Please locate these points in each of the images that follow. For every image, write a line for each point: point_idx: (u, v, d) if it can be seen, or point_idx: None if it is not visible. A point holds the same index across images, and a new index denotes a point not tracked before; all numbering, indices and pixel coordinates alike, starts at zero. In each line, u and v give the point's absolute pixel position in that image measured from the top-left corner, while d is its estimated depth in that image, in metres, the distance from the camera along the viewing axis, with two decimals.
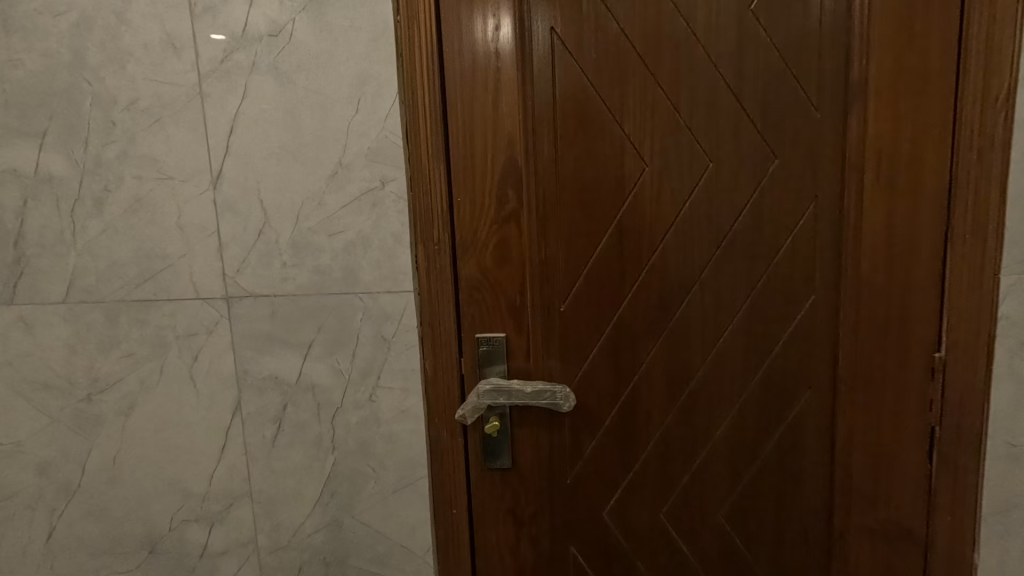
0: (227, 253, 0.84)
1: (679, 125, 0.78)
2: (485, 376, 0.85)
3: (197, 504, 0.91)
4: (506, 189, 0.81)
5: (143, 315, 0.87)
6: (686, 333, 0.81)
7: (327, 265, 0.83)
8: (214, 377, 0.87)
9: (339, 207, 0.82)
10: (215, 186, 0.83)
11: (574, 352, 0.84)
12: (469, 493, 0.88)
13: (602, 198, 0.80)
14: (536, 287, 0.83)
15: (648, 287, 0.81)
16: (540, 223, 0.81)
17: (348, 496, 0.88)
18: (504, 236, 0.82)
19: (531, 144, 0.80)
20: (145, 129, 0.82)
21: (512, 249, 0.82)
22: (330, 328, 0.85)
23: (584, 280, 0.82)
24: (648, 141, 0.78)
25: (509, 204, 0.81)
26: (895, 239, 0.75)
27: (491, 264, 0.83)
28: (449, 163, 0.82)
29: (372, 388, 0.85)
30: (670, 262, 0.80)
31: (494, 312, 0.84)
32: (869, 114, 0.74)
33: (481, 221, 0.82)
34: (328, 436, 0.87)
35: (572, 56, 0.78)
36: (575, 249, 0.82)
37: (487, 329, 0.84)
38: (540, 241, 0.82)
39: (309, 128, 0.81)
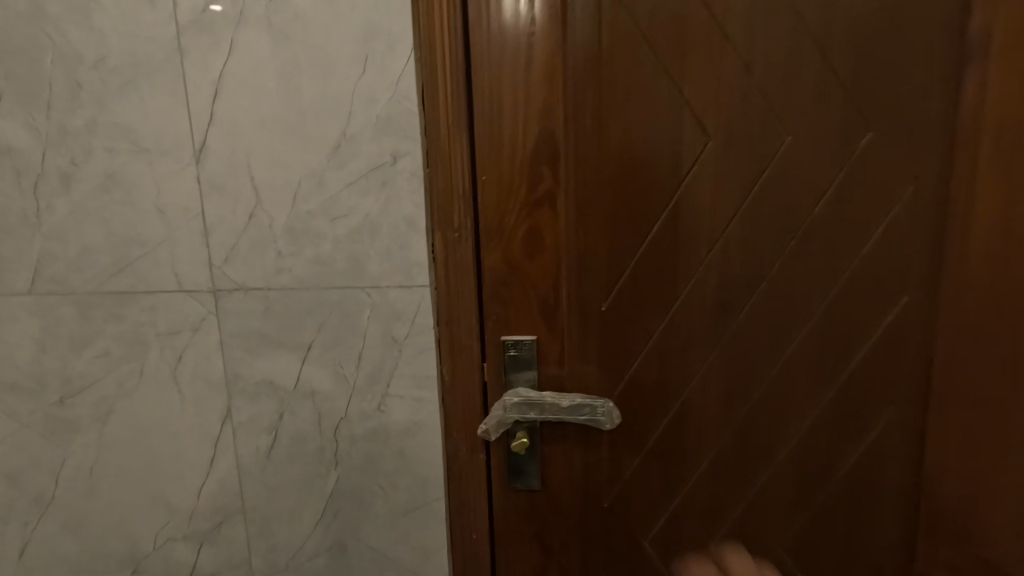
0: (214, 239, 0.73)
1: (752, 91, 0.65)
2: (513, 386, 0.74)
3: (184, 521, 0.81)
4: (540, 168, 0.69)
5: (119, 309, 0.76)
6: (749, 337, 0.69)
7: (328, 255, 0.72)
8: (201, 381, 0.77)
9: (343, 186, 0.70)
10: (199, 160, 0.71)
11: (615, 359, 0.72)
12: (490, 515, 0.77)
13: (655, 178, 0.68)
14: (572, 282, 0.71)
15: (708, 284, 0.69)
16: (581, 208, 0.69)
17: (353, 517, 0.77)
18: (537, 222, 0.70)
19: (571, 112, 0.68)
20: (116, 92, 0.70)
21: (546, 238, 0.70)
22: (332, 328, 0.73)
23: (629, 276, 0.70)
24: (712, 110, 0.65)
25: (543, 184, 0.69)
26: (1014, 232, 0.62)
27: (520, 254, 0.71)
28: (474, 135, 0.69)
29: (381, 396, 0.74)
30: (734, 256, 0.68)
31: (523, 311, 0.72)
32: (988, 78, 0.61)
33: (510, 205, 0.70)
34: (331, 450, 0.76)
35: (623, 5, 0.65)
36: (620, 238, 0.69)
37: (514, 331, 0.73)
38: (580, 229, 0.70)
39: (307, 93, 0.68)
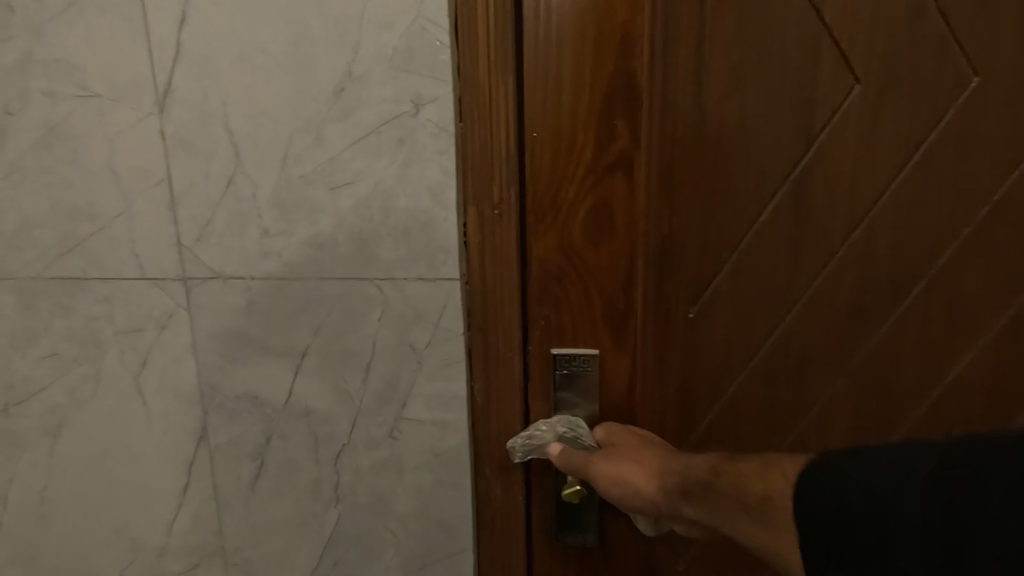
0: (184, 213, 0.56)
1: (903, 47, 0.52)
2: (570, 410, 0.59)
3: (153, 560, 0.66)
4: (615, 129, 0.54)
5: (69, 300, 0.60)
6: (904, 342, 0.58)
7: (328, 236, 0.55)
8: (169, 391, 0.61)
9: (348, 144, 0.53)
10: (162, 108, 0.54)
11: (709, 369, 0.59)
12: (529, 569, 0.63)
13: (778, 157, 0.54)
14: (652, 280, 0.57)
15: (843, 292, 0.57)
16: (670, 189, 0.55)
17: (359, 567, 0.62)
18: (605, 196, 0.55)
19: (660, 60, 0.52)
20: (56, 17, 0.54)
21: (621, 224, 0.56)
22: (333, 331, 0.57)
23: (739, 278, 0.57)
24: (863, 54, 0.52)
25: (615, 146, 0.54)
26: None
27: (582, 242, 0.56)
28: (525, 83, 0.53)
29: (393, 420, 0.58)
30: (879, 256, 0.56)
31: (581, 316, 0.58)
32: None
33: (571, 178, 0.55)
34: (330, 485, 0.60)
35: None
36: (727, 230, 0.56)
37: (569, 343, 0.58)
38: (667, 214, 0.56)
39: (303, 17, 0.51)
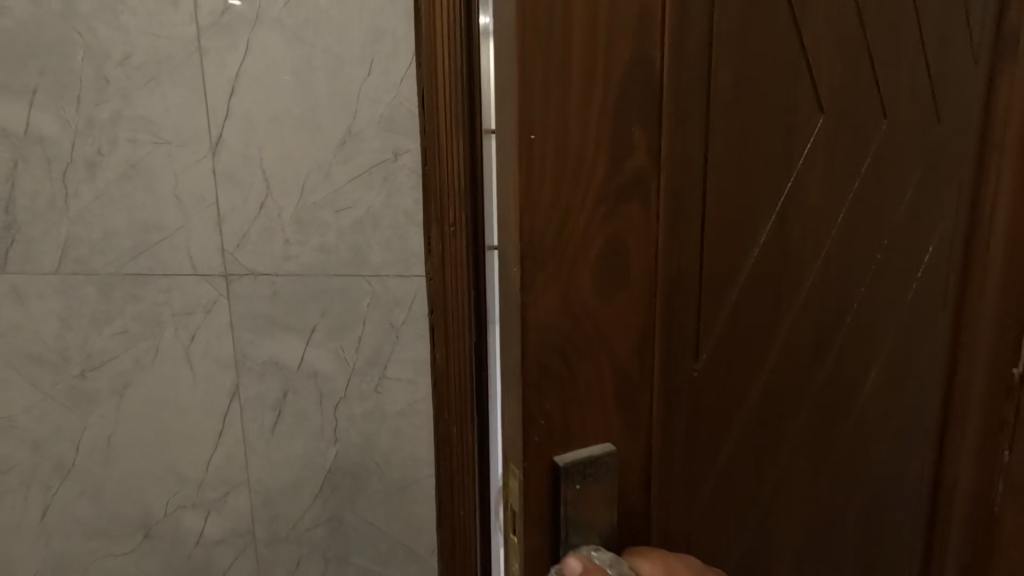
0: (227, 228, 0.78)
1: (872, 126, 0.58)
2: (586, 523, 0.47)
3: (193, 490, 0.87)
4: (615, 156, 0.41)
5: (138, 290, 0.81)
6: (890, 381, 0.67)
7: (332, 245, 0.76)
8: (211, 358, 0.82)
9: (347, 180, 0.75)
10: (214, 153, 0.76)
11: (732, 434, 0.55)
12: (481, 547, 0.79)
13: (787, 199, 0.53)
14: (665, 337, 0.48)
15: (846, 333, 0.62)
16: (684, 231, 0.47)
17: (351, 492, 0.83)
18: (612, 238, 0.42)
19: (647, 78, 0.42)
20: (140, 87, 0.75)
21: (629, 276, 0.44)
22: (335, 313, 0.78)
23: (760, 321, 0.55)
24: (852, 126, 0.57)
25: (623, 170, 0.42)
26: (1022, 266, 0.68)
27: (594, 297, 0.43)
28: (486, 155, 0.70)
29: (379, 378, 0.79)
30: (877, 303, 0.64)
31: (575, 422, 0.45)
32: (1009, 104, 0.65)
33: (581, 207, 0.40)
34: (331, 428, 0.81)
35: None
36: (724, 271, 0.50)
37: (575, 443, 0.45)
38: (679, 257, 0.47)
39: (319, 92, 0.73)
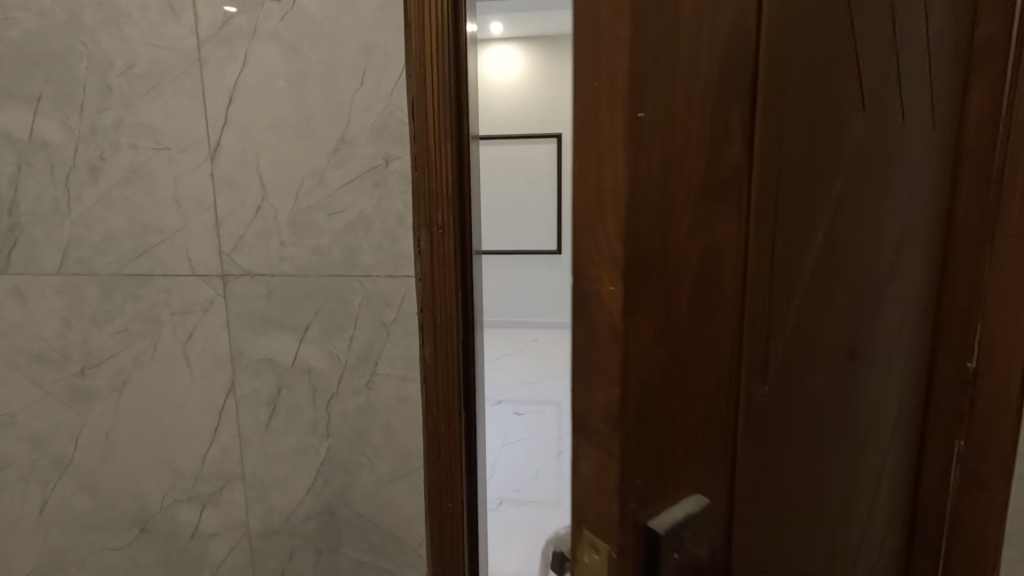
0: (225, 230, 0.81)
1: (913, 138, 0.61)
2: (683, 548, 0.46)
3: (189, 485, 0.89)
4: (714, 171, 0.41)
5: (138, 290, 0.84)
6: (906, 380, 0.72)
7: (326, 246, 0.80)
8: (208, 356, 0.85)
9: (341, 184, 0.78)
10: (213, 158, 0.80)
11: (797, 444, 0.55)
12: (468, 521, 0.87)
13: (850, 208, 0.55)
14: (750, 349, 0.47)
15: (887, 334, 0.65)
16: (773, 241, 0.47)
17: (344, 485, 0.86)
18: (710, 252, 0.43)
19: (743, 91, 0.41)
20: (142, 96, 0.79)
21: (724, 290, 0.44)
22: (329, 311, 0.81)
23: (823, 330, 0.56)
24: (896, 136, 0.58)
25: (722, 180, 0.42)
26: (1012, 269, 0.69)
27: (693, 314, 0.43)
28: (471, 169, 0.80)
29: (370, 375, 0.82)
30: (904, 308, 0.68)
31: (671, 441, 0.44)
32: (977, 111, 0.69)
33: (676, 237, 0.41)
34: (324, 422, 0.84)
35: None
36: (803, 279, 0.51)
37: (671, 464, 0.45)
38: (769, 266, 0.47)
39: (314, 101, 0.77)
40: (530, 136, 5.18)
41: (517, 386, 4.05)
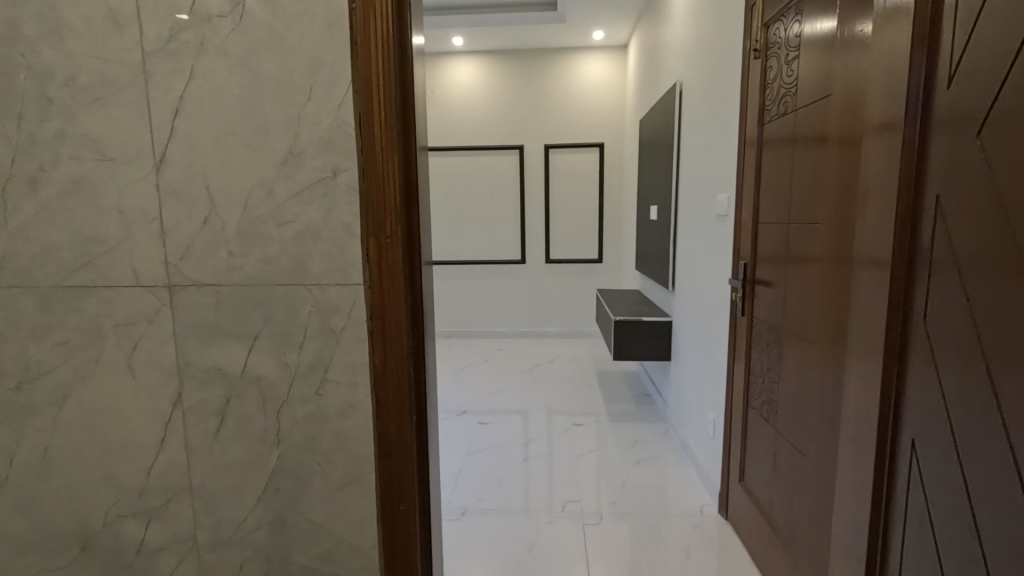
0: (171, 240, 0.82)
1: None
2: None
3: (134, 499, 0.88)
4: None
5: (79, 302, 0.83)
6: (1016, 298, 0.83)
7: (275, 256, 0.81)
8: (153, 367, 0.85)
9: (289, 196, 0.80)
10: (158, 170, 0.80)
11: None
12: (420, 523, 0.88)
13: None
14: None
15: None
16: None
17: (295, 491, 0.87)
18: None
19: None
20: (85, 107, 0.79)
21: None
22: (277, 320, 0.83)
23: None
24: None
25: None
26: None
27: None
28: (416, 178, 0.83)
29: (319, 382, 0.84)
30: None
31: None
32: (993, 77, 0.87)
33: None
34: (274, 431, 0.85)
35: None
36: None
37: None
38: None
39: (261, 114, 0.78)
40: (492, 147, 5.25)
41: (483, 396, 4.07)
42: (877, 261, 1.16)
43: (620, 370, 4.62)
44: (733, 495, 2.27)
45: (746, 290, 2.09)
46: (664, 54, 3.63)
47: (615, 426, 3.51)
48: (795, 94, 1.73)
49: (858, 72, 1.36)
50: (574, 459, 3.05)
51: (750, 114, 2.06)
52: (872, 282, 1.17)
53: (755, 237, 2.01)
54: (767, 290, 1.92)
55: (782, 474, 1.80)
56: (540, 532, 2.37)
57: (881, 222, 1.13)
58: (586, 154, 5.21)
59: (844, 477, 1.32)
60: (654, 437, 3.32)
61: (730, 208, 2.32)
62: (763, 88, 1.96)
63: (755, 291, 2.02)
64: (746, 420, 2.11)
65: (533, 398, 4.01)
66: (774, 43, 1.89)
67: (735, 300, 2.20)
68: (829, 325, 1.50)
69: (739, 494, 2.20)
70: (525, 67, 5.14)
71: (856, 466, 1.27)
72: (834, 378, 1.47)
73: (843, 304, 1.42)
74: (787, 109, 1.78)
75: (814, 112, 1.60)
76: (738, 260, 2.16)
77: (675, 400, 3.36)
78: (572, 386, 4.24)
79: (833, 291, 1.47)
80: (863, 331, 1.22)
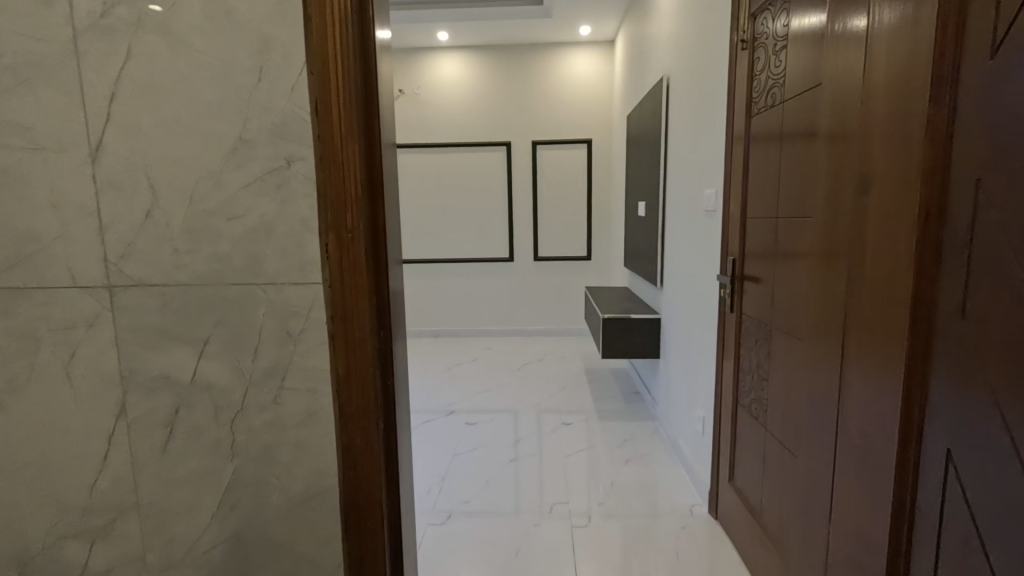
0: (110, 237, 0.75)
1: None
2: None
3: (77, 518, 0.81)
4: None
5: (11, 305, 0.76)
6: None
7: (225, 253, 0.75)
8: (94, 375, 0.77)
9: (239, 187, 0.73)
10: (94, 159, 0.73)
11: None
12: (389, 536, 0.82)
13: None
14: None
15: None
16: None
17: (252, 507, 0.80)
18: None
19: None
20: (11, 90, 0.72)
21: None
22: (229, 323, 0.76)
23: None
24: None
25: None
26: None
27: None
28: (381, 170, 0.78)
29: (277, 390, 0.77)
30: None
31: None
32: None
33: None
34: (228, 443, 0.79)
35: None
36: None
37: None
38: None
39: (207, 97, 0.72)
40: (479, 144, 5.18)
41: (471, 395, 4.01)
42: (902, 258, 1.07)
43: (609, 368, 4.58)
44: (723, 495, 2.24)
45: (735, 286, 2.05)
46: (651, 49, 3.58)
47: (603, 424, 3.46)
48: (784, 85, 1.68)
49: (850, 61, 1.30)
50: (562, 459, 3.00)
51: (738, 106, 2.02)
52: (896, 281, 1.10)
53: (744, 233, 1.97)
54: (756, 287, 1.89)
55: (773, 472, 1.76)
56: (527, 536, 2.31)
57: (905, 221, 1.06)
58: (574, 150, 5.16)
59: (861, 485, 1.23)
60: (643, 434, 3.29)
61: (718, 203, 2.28)
62: (750, 79, 1.92)
63: (743, 287, 1.98)
64: (735, 420, 2.07)
65: (521, 396, 3.96)
66: (761, 34, 1.85)
67: (723, 296, 2.16)
68: (818, 323, 1.46)
69: (728, 493, 2.17)
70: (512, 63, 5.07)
71: (876, 476, 1.17)
72: (826, 379, 1.41)
73: (832, 302, 1.39)
74: (774, 102, 1.74)
75: (802, 104, 1.56)
76: (727, 256, 2.12)
77: (663, 398, 3.33)
78: (561, 385, 4.19)
79: (827, 289, 1.41)
80: (884, 334, 1.14)
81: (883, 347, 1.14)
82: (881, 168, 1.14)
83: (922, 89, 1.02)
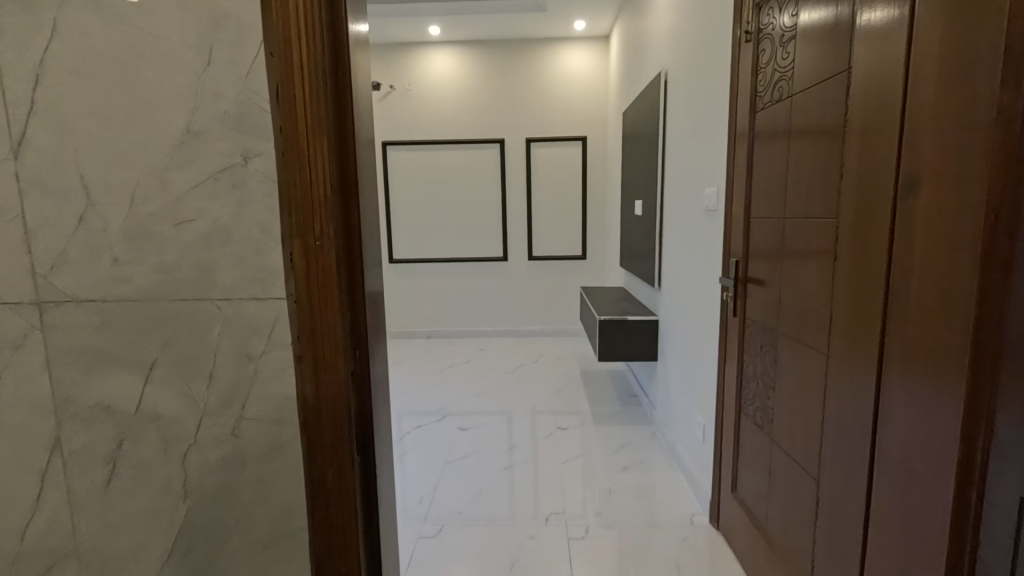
0: (38, 245, 0.64)
1: None
2: None
3: (7, 567, 0.71)
4: None
5: None
6: None
7: (173, 264, 0.65)
8: (22, 404, 0.67)
9: (187, 188, 0.63)
10: (17, 155, 0.63)
11: None
12: None
13: None
14: None
15: None
16: None
17: (209, 553, 0.70)
18: None
19: None
20: None
21: None
22: (179, 344, 0.66)
23: None
24: None
25: None
26: None
27: None
28: (355, 168, 0.68)
29: (235, 420, 0.67)
30: None
31: None
32: None
33: None
34: (180, 481, 0.69)
35: None
36: None
37: None
38: None
39: (147, 82, 0.61)
40: (472, 141, 5.07)
41: (464, 398, 3.91)
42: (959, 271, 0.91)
43: (605, 369, 4.50)
44: (724, 504, 2.16)
45: (738, 289, 1.97)
46: (648, 44, 3.49)
47: (600, 428, 3.38)
48: (792, 78, 1.59)
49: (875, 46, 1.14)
50: (557, 466, 2.91)
51: (741, 101, 1.93)
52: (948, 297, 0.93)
53: (747, 234, 1.89)
54: (760, 289, 1.81)
55: (780, 485, 1.68)
56: (522, 549, 2.21)
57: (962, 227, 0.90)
58: (568, 147, 5.07)
59: (904, 533, 1.06)
60: (641, 439, 3.20)
61: (719, 202, 2.19)
62: (754, 73, 1.83)
63: (747, 290, 1.90)
64: (737, 427, 2.00)
65: (515, 399, 3.86)
66: (766, 26, 1.76)
67: (726, 299, 2.07)
68: (830, 330, 1.38)
69: (730, 503, 2.09)
70: (505, 58, 4.97)
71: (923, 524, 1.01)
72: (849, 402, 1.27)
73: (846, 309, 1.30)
74: (781, 96, 1.65)
75: (814, 97, 1.47)
76: (729, 257, 2.04)
77: (661, 401, 3.25)
78: (556, 387, 4.10)
79: (849, 302, 1.25)
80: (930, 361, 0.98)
81: (901, 359, 1.06)
82: (898, 167, 1.05)
83: (948, 82, 0.93)
